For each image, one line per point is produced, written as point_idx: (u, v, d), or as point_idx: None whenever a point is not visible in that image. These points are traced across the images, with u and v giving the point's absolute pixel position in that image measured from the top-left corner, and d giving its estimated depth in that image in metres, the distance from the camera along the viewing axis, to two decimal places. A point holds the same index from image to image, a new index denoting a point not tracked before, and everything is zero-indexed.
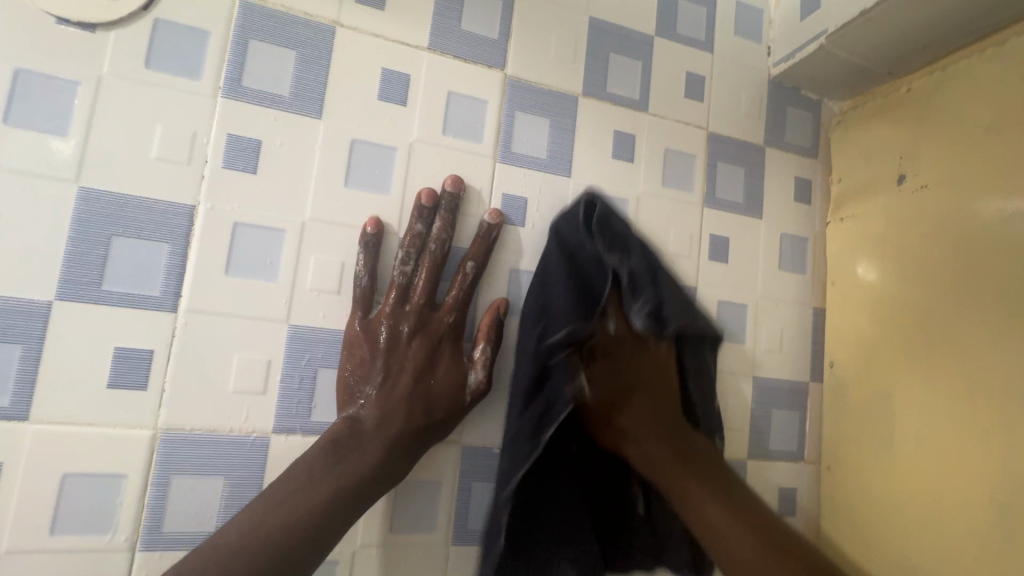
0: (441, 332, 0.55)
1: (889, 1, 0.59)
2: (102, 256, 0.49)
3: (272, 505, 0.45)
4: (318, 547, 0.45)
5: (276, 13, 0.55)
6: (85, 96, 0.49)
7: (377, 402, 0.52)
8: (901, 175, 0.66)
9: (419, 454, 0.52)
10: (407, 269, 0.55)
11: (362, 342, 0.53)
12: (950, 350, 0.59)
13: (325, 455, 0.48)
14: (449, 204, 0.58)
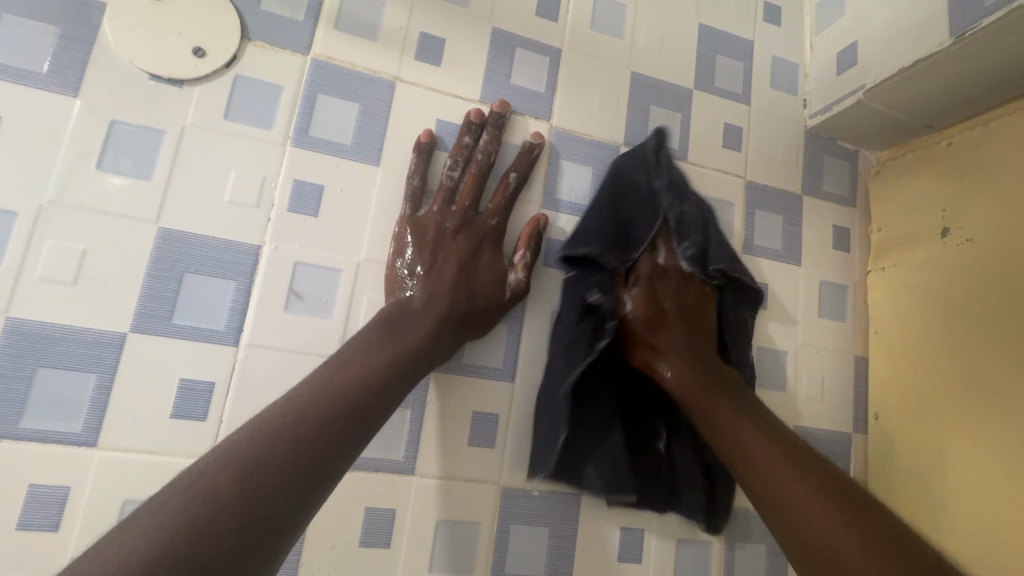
0: (484, 232, 0.60)
1: (928, 60, 0.60)
2: (174, 291, 0.52)
3: (290, 415, 0.41)
4: (366, 428, 0.45)
5: (342, 69, 0.59)
6: (170, 144, 0.54)
7: (424, 285, 0.56)
8: (945, 228, 0.66)
9: (461, 337, 0.56)
10: (455, 175, 0.60)
11: (412, 233, 0.58)
12: (1002, 406, 0.57)
13: (380, 329, 0.51)
14: (495, 122, 0.62)
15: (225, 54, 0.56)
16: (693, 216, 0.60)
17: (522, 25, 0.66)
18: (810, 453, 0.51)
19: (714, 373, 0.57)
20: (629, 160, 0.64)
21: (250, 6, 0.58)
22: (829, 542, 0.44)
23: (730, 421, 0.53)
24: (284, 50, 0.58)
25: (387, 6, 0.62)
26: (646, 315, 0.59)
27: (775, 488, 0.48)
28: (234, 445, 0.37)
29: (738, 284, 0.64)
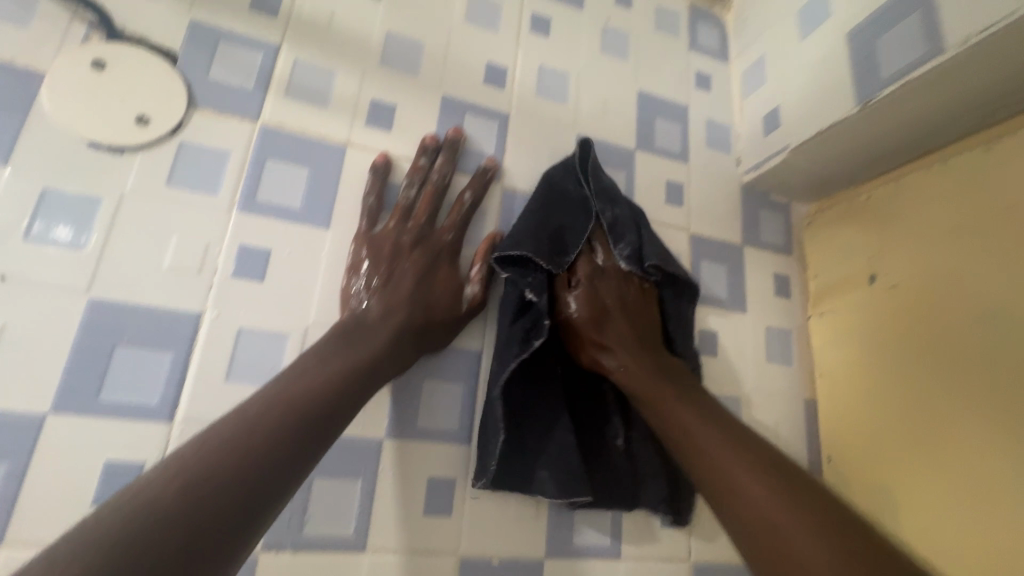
0: (440, 246, 0.60)
1: (841, 124, 0.66)
2: (104, 365, 0.49)
3: (240, 431, 0.39)
4: (326, 436, 0.44)
5: (292, 134, 0.60)
6: (107, 211, 0.52)
7: (381, 297, 0.55)
8: (872, 274, 0.71)
9: (420, 349, 0.55)
10: (411, 193, 0.61)
11: (368, 249, 0.57)
12: (933, 444, 0.61)
13: (336, 336, 0.51)
14: (450, 146, 0.64)
15: (170, 122, 0.55)
16: (624, 218, 0.65)
17: (471, 92, 0.69)
18: (741, 434, 0.52)
19: (655, 363, 0.58)
20: (559, 172, 0.66)
21: (198, 76, 0.58)
22: (759, 507, 0.45)
23: (675, 410, 0.54)
24: (233, 117, 0.58)
25: (338, 75, 0.64)
26: (590, 316, 0.59)
27: (693, 448, 0.52)
28: (179, 457, 0.36)
29: (673, 281, 0.67)
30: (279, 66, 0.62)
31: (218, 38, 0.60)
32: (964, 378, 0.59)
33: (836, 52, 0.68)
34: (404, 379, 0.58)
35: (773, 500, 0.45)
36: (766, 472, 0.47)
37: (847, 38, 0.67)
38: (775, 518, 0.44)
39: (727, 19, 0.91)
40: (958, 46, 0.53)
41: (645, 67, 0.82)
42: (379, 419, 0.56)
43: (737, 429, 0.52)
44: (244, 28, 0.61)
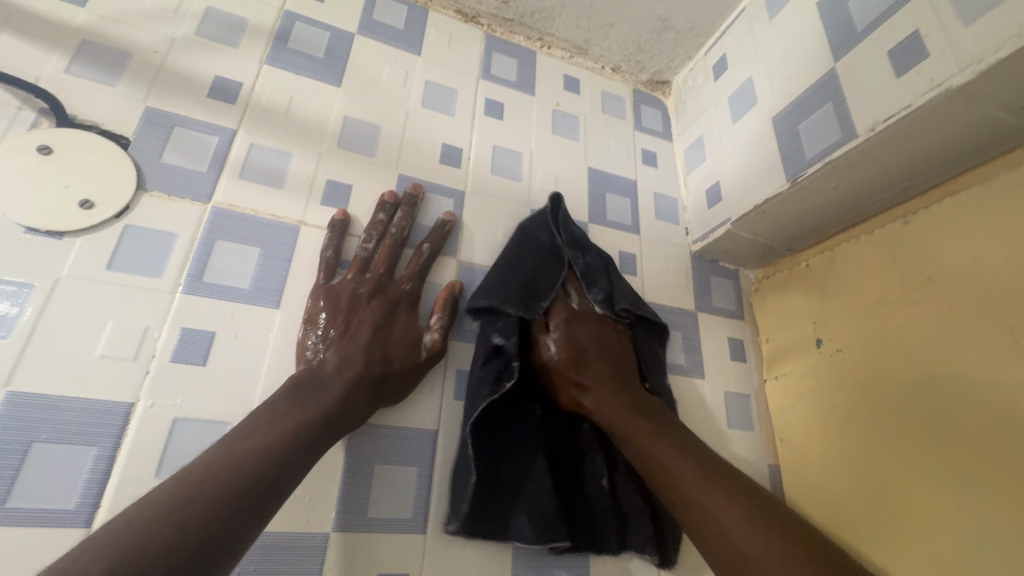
0: (398, 296, 0.60)
1: (774, 199, 0.70)
2: (15, 467, 0.45)
3: (177, 498, 0.36)
4: (265, 505, 0.40)
5: (244, 215, 0.60)
6: (38, 297, 0.50)
7: (337, 347, 0.54)
8: (818, 339, 0.73)
9: (377, 400, 0.54)
10: (369, 246, 0.62)
11: (324, 302, 0.57)
12: (887, 509, 0.60)
13: (287, 396, 0.48)
14: (408, 202, 0.66)
15: (115, 205, 0.55)
16: (596, 265, 0.68)
17: (427, 171, 0.72)
18: (714, 461, 0.51)
19: (633, 397, 0.58)
20: (534, 223, 0.69)
21: (150, 160, 0.58)
22: (736, 540, 0.45)
23: (647, 440, 0.53)
24: (182, 199, 0.58)
25: (295, 157, 0.65)
26: (568, 356, 0.59)
27: (677, 489, 0.50)
28: (109, 535, 0.33)
29: (646, 323, 0.69)
30: (235, 149, 0.63)
31: (173, 123, 0.61)
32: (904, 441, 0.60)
33: (764, 134, 0.74)
34: (355, 464, 0.55)
35: (763, 549, 0.44)
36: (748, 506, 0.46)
37: (772, 123, 0.73)
38: (759, 558, 0.43)
39: (668, 102, 0.99)
40: (867, 131, 0.58)
41: (595, 146, 0.87)
42: (326, 511, 0.52)
43: (711, 463, 0.51)
44: (201, 113, 0.63)
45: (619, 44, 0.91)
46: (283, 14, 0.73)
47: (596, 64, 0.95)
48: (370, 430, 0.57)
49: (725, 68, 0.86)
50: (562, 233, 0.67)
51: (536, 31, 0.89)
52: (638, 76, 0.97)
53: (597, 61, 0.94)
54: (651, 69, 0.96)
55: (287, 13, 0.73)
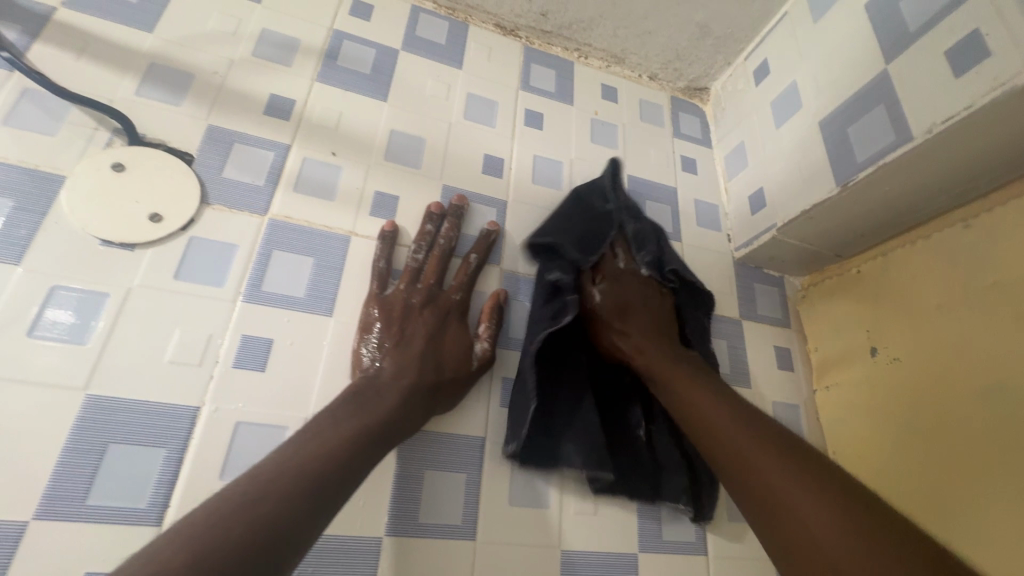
0: (449, 306, 0.61)
1: (823, 205, 0.69)
2: (93, 466, 0.47)
3: (249, 495, 0.38)
4: (331, 506, 0.42)
5: (299, 226, 0.62)
6: (113, 306, 0.53)
7: (393, 357, 0.56)
8: (873, 348, 0.71)
9: (431, 409, 0.55)
10: (419, 257, 0.63)
11: (378, 312, 0.58)
12: (950, 521, 0.57)
13: (346, 404, 0.50)
14: (454, 213, 0.67)
15: (181, 218, 0.58)
16: (646, 229, 0.68)
17: (470, 181, 0.73)
18: (780, 431, 0.49)
19: (674, 350, 0.61)
20: (588, 188, 0.72)
21: (212, 175, 0.61)
22: (796, 508, 0.42)
23: (691, 392, 0.55)
24: (242, 212, 0.61)
25: (345, 170, 0.67)
26: (614, 307, 0.62)
27: (721, 442, 0.50)
28: (180, 532, 0.34)
29: (693, 291, 0.70)
30: (289, 163, 0.65)
31: (233, 139, 0.64)
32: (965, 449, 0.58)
33: (810, 139, 0.73)
34: (406, 470, 0.56)
35: (832, 530, 0.40)
36: (812, 474, 0.44)
37: (819, 127, 0.72)
38: (818, 536, 0.40)
39: (706, 109, 0.98)
40: (924, 134, 0.57)
41: (634, 153, 0.87)
42: (379, 515, 0.53)
43: (743, 405, 0.52)
44: (258, 130, 0.66)
45: (657, 52, 0.91)
46: (333, 34, 0.76)
47: (633, 73, 0.95)
48: (420, 437, 0.57)
49: (767, 73, 0.85)
50: (615, 198, 0.69)
51: (574, 42, 0.90)
52: (676, 84, 0.97)
53: (634, 70, 0.95)
54: (689, 76, 0.95)
55: (336, 32, 0.76)
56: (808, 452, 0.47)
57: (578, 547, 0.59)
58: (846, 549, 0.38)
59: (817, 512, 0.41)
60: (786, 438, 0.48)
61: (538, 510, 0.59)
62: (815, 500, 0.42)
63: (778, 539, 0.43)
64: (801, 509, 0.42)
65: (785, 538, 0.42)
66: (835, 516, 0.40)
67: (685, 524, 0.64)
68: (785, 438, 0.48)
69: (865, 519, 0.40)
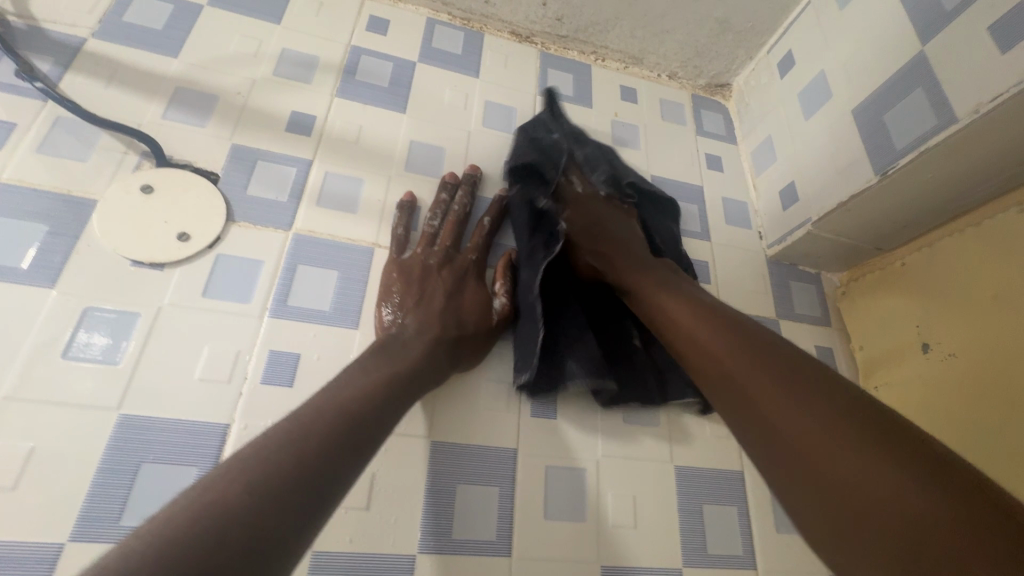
0: (466, 266, 0.63)
1: (862, 194, 0.66)
2: (127, 485, 0.47)
3: (293, 431, 0.37)
4: (367, 444, 0.41)
5: (323, 240, 0.62)
6: (144, 325, 0.53)
7: (415, 313, 0.57)
8: (925, 343, 0.67)
9: (455, 359, 0.56)
10: (435, 222, 0.66)
11: (399, 274, 0.60)
12: None
13: (375, 353, 0.50)
14: (468, 181, 0.69)
15: (208, 236, 0.58)
16: (594, 154, 0.72)
17: (490, 189, 0.72)
18: (720, 312, 0.49)
19: (643, 258, 0.61)
20: (534, 122, 0.73)
21: (237, 193, 0.62)
22: (735, 374, 0.42)
23: (652, 293, 0.56)
24: (267, 228, 0.61)
25: (366, 182, 0.67)
26: (585, 227, 0.64)
27: (672, 325, 0.51)
28: (235, 463, 0.34)
29: (654, 200, 0.75)
30: (311, 178, 0.66)
31: (256, 157, 0.65)
32: None
33: (843, 128, 0.70)
34: (438, 484, 0.54)
35: (774, 396, 0.39)
36: (747, 342, 0.44)
37: (852, 116, 0.69)
38: (761, 398, 0.40)
39: (729, 105, 0.96)
40: (969, 115, 0.54)
41: (656, 153, 0.85)
42: (412, 530, 0.52)
43: (714, 306, 0.50)
44: (280, 146, 0.66)
45: (676, 50, 0.89)
46: (351, 49, 0.77)
47: (652, 73, 0.93)
48: (452, 450, 0.56)
49: (792, 64, 0.82)
50: (558, 128, 0.71)
51: (590, 44, 0.89)
52: (696, 81, 0.95)
53: (653, 69, 0.93)
54: (710, 73, 0.93)
55: (354, 48, 0.77)
56: (765, 340, 0.43)
57: (620, 561, 0.56)
58: (858, 470, 0.33)
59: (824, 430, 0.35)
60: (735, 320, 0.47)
61: (577, 523, 0.57)
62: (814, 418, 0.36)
63: (756, 445, 0.39)
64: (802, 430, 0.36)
65: (783, 463, 0.37)
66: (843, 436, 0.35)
67: (732, 536, 0.61)
68: (782, 351, 0.42)
69: (832, 409, 0.36)
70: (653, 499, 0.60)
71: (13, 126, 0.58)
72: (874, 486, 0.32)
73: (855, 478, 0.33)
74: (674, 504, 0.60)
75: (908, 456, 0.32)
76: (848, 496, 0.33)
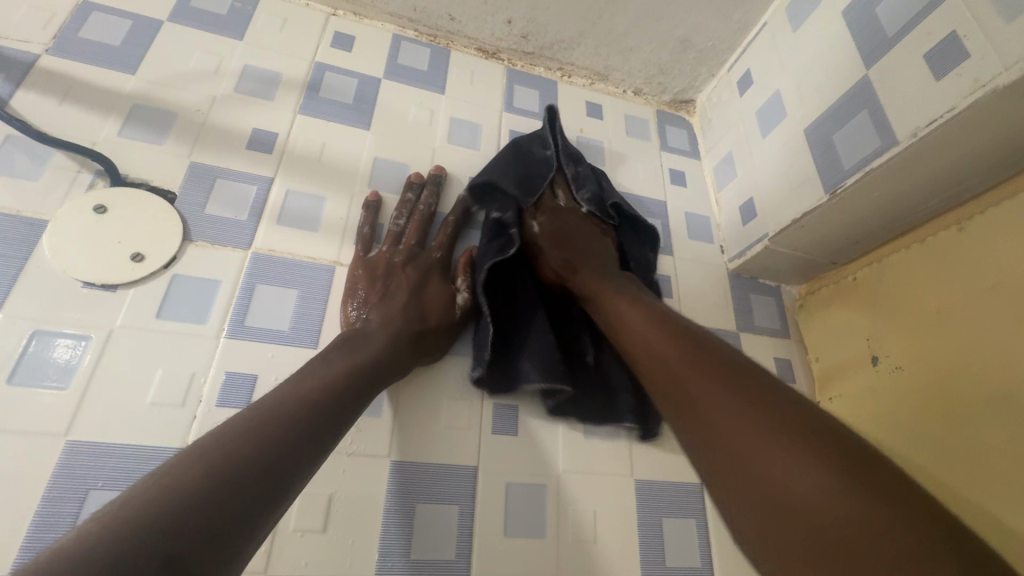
0: (430, 264, 0.65)
1: (813, 211, 0.68)
2: (74, 513, 0.46)
3: (252, 419, 0.38)
4: (326, 435, 0.42)
5: (283, 259, 0.62)
6: (95, 348, 0.52)
7: (378, 310, 0.59)
8: (875, 356, 0.69)
9: (417, 355, 0.58)
10: (401, 221, 0.67)
11: (363, 271, 0.62)
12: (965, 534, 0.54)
13: (337, 348, 0.52)
14: (433, 182, 0.71)
15: (164, 256, 0.58)
16: (586, 173, 0.73)
17: (456, 190, 0.74)
18: (681, 326, 0.50)
19: (616, 277, 0.63)
20: (529, 137, 0.74)
21: (195, 212, 0.61)
22: (685, 383, 0.44)
23: (618, 310, 0.57)
24: (226, 246, 0.61)
25: (329, 200, 0.67)
26: (552, 245, 0.65)
27: (636, 339, 0.52)
28: (194, 448, 0.34)
29: (635, 225, 0.74)
30: (272, 195, 0.65)
31: (215, 175, 0.64)
32: (981, 443, 0.55)
33: (797, 147, 0.72)
34: (398, 503, 0.54)
35: (717, 403, 0.40)
36: (697, 354, 0.45)
37: (804, 135, 0.71)
38: (705, 407, 0.41)
39: (693, 120, 0.98)
40: (908, 138, 0.56)
41: (621, 169, 0.87)
42: (371, 552, 0.52)
43: (676, 322, 0.51)
44: (241, 163, 0.66)
45: (640, 67, 0.91)
46: (315, 65, 0.77)
47: (618, 89, 0.95)
48: (411, 469, 0.56)
49: (750, 83, 0.85)
50: (555, 145, 0.72)
51: (556, 61, 0.91)
52: (661, 97, 0.97)
53: (618, 86, 0.95)
54: (674, 89, 0.95)
55: (318, 64, 0.77)
56: (724, 352, 0.45)
57: None
58: (795, 473, 0.34)
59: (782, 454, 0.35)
60: (691, 334, 0.48)
61: (537, 540, 0.57)
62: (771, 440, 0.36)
63: (701, 448, 0.40)
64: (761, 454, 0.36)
65: (745, 488, 0.37)
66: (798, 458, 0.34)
67: (691, 547, 0.62)
68: (740, 370, 0.42)
69: (775, 418, 0.37)
70: (613, 512, 0.61)
71: None
72: (825, 505, 0.32)
73: (811, 499, 0.33)
74: (635, 518, 0.61)
75: (862, 476, 0.32)
76: (805, 517, 0.33)
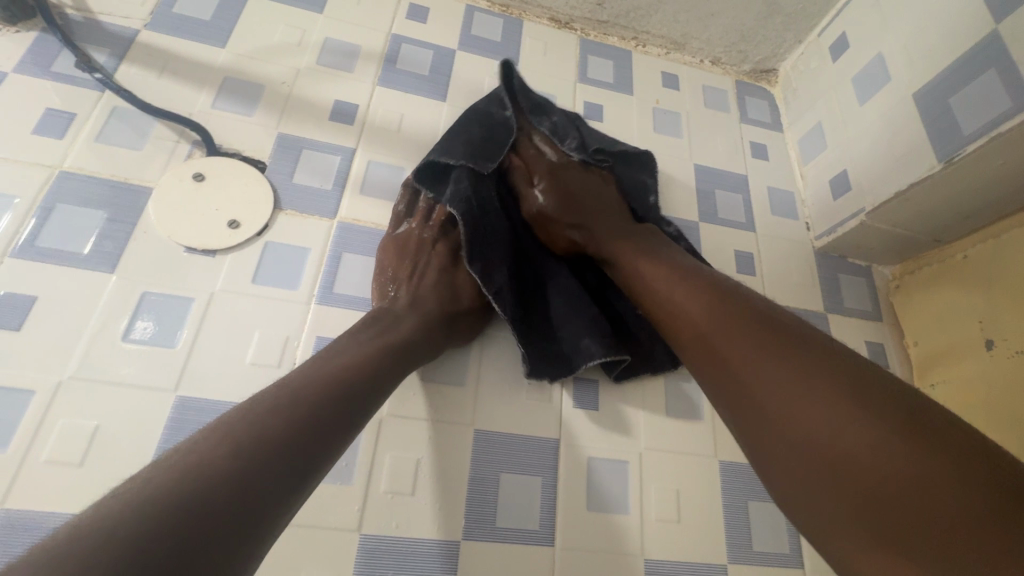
0: (460, 239, 0.62)
1: (923, 182, 0.62)
2: None
3: (278, 399, 0.37)
4: (353, 415, 0.41)
5: (367, 229, 0.63)
6: (198, 309, 0.55)
7: (409, 287, 0.56)
8: (988, 340, 0.63)
9: (449, 335, 0.56)
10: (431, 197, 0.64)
11: (393, 248, 0.59)
12: None
13: (368, 324, 0.50)
14: None
15: (257, 224, 0.59)
16: (563, 122, 0.67)
17: None
18: (710, 278, 0.47)
19: (626, 228, 0.60)
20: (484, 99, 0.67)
21: (284, 181, 0.63)
22: (717, 343, 0.41)
23: (632, 260, 0.55)
24: (313, 216, 0.62)
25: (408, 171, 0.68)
26: (558, 200, 0.62)
27: (654, 295, 0.49)
28: (220, 426, 0.34)
29: (625, 156, 0.71)
30: (355, 166, 0.66)
31: (301, 145, 0.65)
32: None
33: (903, 114, 0.67)
34: (481, 472, 0.54)
35: (763, 368, 0.38)
36: (723, 313, 0.42)
37: (912, 101, 0.66)
38: (750, 369, 0.38)
39: (775, 91, 0.93)
40: None
41: (698, 141, 0.83)
42: (456, 517, 0.52)
43: (698, 270, 0.49)
44: (324, 134, 0.67)
45: (720, 35, 0.86)
46: (391, 37, 0.76)
47: (694, 58, 0.91)
48: (495, 439, 0.56)
49: (845, 47, 0.79)
50: (512, 106, 0.66)
51: (631, 30, 0.87)
52: (741, 67, 0.91)
53: (696, 55, 0.90)
54: (756, 58, 0.90)
55: (395, 36, 0.77)
56: (752, 307, 0.42)
57: (665, 555, 0.55)
58: (855, 438, 0.32)
59: (859, 429, 0.32)
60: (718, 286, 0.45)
61: (619, 516, 0.56)
62: (832, 408, 0.33)
63: (742, 418, 0.38)
64: (824, 429, 0.33)
65: (809, 473, 0.33)
66: (872, 428, 0.32)
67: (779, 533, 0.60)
68: (791, 332, 0.39)
69: (833, 382, 0.35)
70: (697, 493, 0.59)
71: (74, 115, 0.60)
72: (889, 469, 0.30)
73: (852, 453, 0.32)
74: (719, 499, 0.59)
75: (907, 423, 0.31)
76: (881, 507, 0.30)
